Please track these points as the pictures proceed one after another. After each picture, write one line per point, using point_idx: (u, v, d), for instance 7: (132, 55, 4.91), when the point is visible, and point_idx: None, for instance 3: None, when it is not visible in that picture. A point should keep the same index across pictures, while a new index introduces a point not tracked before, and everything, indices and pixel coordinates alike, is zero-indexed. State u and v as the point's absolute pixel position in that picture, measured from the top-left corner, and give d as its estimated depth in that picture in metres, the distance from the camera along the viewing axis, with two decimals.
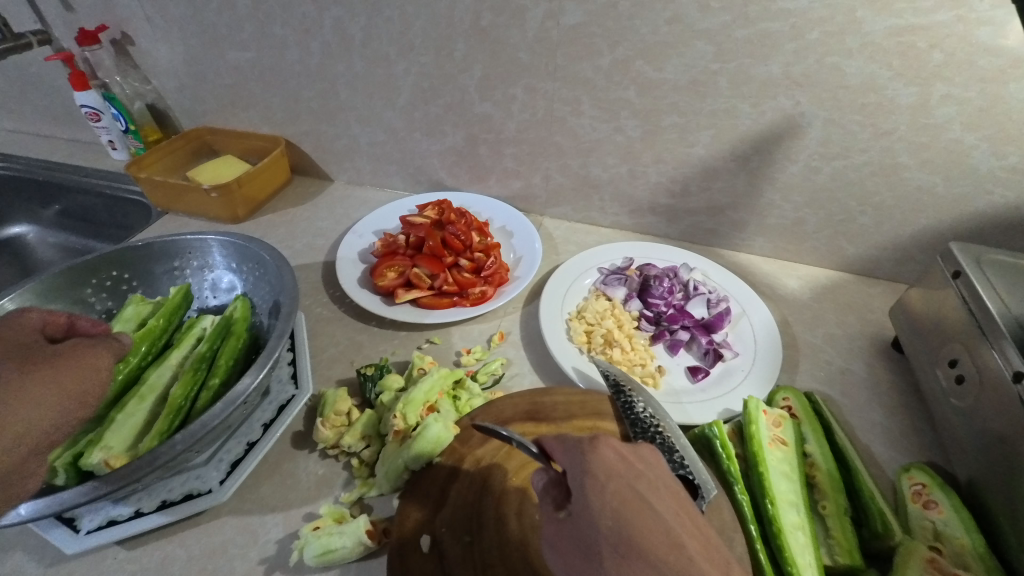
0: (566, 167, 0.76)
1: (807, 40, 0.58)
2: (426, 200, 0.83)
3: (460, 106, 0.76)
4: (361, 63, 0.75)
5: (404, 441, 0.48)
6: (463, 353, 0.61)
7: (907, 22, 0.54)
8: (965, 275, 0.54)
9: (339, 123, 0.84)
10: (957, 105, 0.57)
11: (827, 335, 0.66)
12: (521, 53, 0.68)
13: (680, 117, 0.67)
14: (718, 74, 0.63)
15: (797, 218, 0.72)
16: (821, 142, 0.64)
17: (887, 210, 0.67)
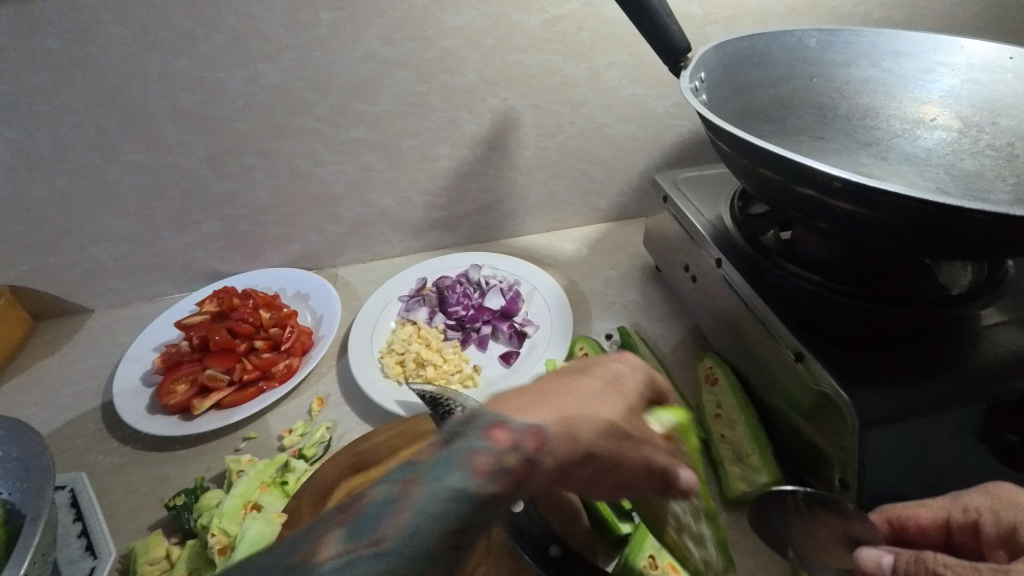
0: (335, 215, 0.77)
1: (485, 47, 0.65)
2: (204, 294, 0.77)
3: (198, 191, 0.71)
4: (64, 178, 0.67)
5: (227, 554, 0.45)
6: (284, 435, 0.59)
7: (551, 15, 0.64)
8: (670, 197, 0.65)
9: (67, 248, 0.74)
10: (617, 68, 0.70)
11: (607, 280, 0.76)
12: (238, 123, 0.66)
13: (414, 139, 0.71)
14: (428, 94, 0.68)
15: (551, 192, 0.81)
16: (537, 125, 0.73)
17: (612, 163, 0.79)
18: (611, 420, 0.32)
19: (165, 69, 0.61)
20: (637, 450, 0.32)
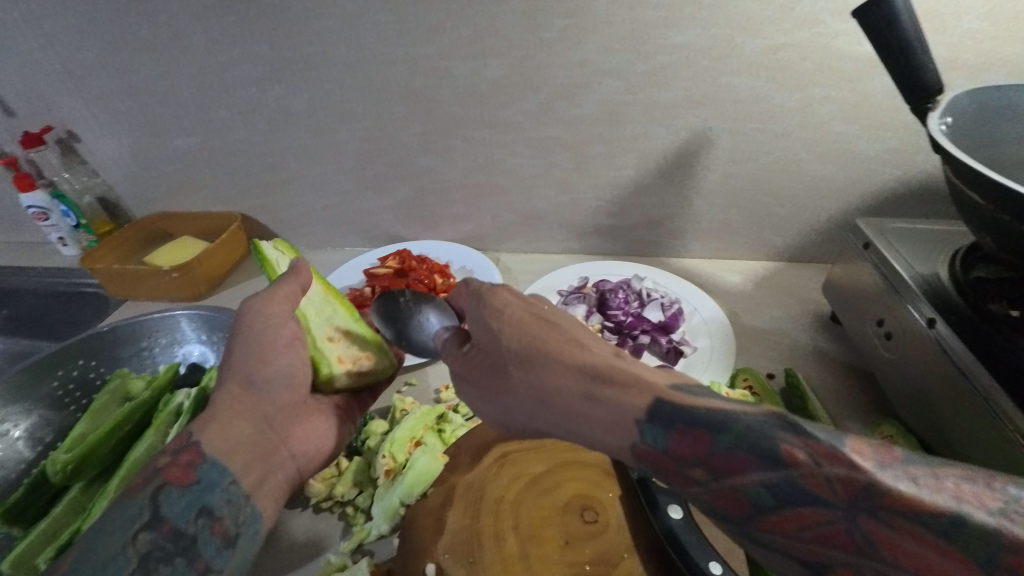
0: (512, 205, 0.82)
1: (700, 66, 0.66)
2: (386, 252, 0.86)
3: (405, 162, 0.80)
4: (306, 134, 0.80)
5: (395, 479, 0.50)
6: (441, 389, 0.64)
7: (777, 41, 0.63)
8: (873, 245, 0.61)
9: (291, 192, 0.87)
10: (834, 104, 0.66)
11: (771, 319, 0.73)
12: (455, 107, 0.74)
13: (606, 145, 0.74)
14: (631, 104, 0.70)
15: (726, 219, 0.79)
16: (730, 150, 0.72)
17: (800, 201, 0.75)
18: (225, 422, 0.46)
19: (411, 53, 0.70)
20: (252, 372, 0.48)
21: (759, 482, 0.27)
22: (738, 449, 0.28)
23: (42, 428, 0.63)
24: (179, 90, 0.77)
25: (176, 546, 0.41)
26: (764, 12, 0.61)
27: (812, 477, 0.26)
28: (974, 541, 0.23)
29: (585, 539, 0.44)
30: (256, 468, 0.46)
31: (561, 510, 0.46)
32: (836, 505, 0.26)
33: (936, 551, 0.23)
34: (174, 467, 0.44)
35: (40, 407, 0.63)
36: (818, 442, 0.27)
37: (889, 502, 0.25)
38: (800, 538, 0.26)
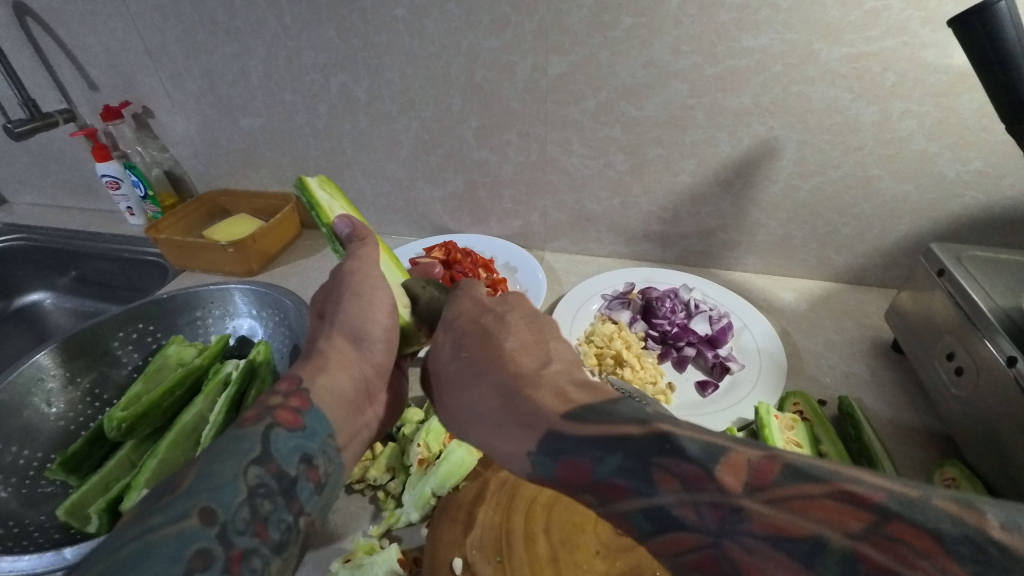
0: (562, 204, 0.81)
1: (772, 72, 0.63)
2: (432, 242, 0.86)
3: (459, 154, 0.81)
4: (365, 121, 0.81)
5: (428, 469, 0.50)
6: None
7: (859, 50, 0.59)
8: (949, 272, 0.57)
9: (345, 177, 0.88)
10: (916, 119, 0.62)
11: (827, 342, 0.69)
12: (513, 103, 0.73)
13: (664, 149, 0.72)
14: (695, 108, 0.68)
15: (785, 234, 0.76)
16: (797, 161, 0.69)
17: (868, 220, 0.71)
18: (331, 367, 0.45)
19: (474, 46, 0.70)
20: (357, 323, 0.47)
21: (637, 506, 0.29)
22: (614, 475, 0.30)
23: (100, 385, 0.66)
24: (248, 72, 0.80)
25: (280, 486, 0.37)
26: (847, 18, 0.58)
27: (677, 499, 0.28)
28: (834, 561, 0.23)
29: (619, 550, 0.43)
30: (351, 421, 0.44)
31: (595, 519, 0.45)
32: (702, 528, 0.27)
33: (789, 572, 0.24)
34: (284, 409, 0.40)
35: (100, 365, 0.66)
36: (679, 459, 0.28)
37: (758, 526, 0.25)
38: (680, 562, 0.27)
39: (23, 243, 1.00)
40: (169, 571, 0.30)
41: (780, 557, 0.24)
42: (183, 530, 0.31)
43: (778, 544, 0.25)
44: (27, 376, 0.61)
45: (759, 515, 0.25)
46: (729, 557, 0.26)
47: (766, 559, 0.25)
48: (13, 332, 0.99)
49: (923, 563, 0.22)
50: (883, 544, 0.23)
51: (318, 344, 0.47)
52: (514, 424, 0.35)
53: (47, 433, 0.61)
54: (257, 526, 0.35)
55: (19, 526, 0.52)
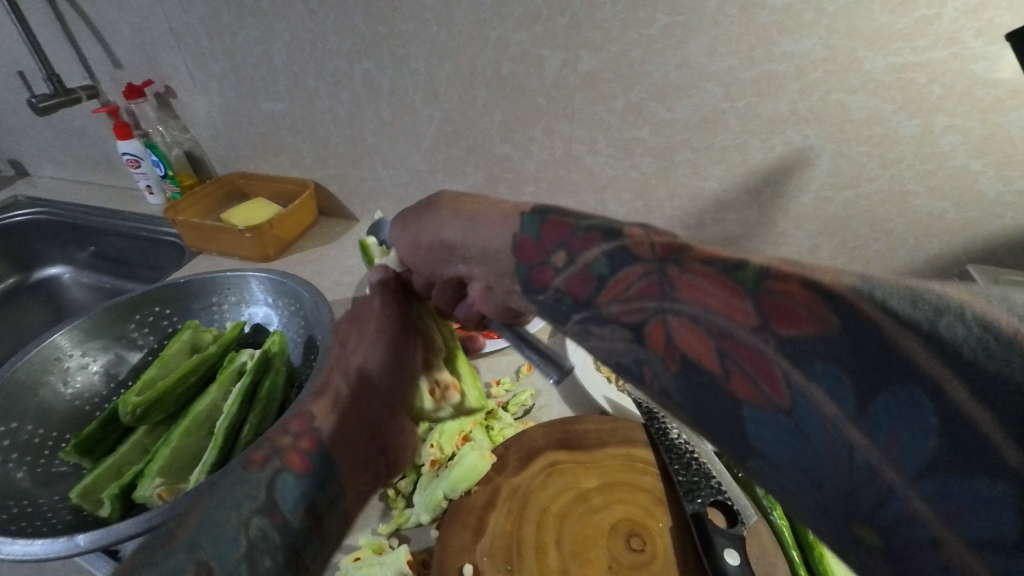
0: (584, 204, 0.80)
1: (811, 79, 0.61)
2: None
3: (481, 148, 0.79)
4: (387, 110, 0.79)
5: (439, 471, 0.49)
6: (492, 384, 0.62)
7: (905, 60, 0.57)
8: None
9: (365, 166, 0.88)
10: (959, 134, 0.59)
11: None
12: (540, 98, 0.72)
13: (692, 153, 0.70)
14: (728, 112, 0.66)
15: (812, 246, 0.74)
16: (830, 173, 0.67)
17: (900, 236, 0.69)
18: (337, 399, 0.39)
19: (503, 39, 0.68)
20: (367, 342, 0.42)
21: (601, 253, 0.27)
22: (594, 225, 0.27)
23: (117, 367, 0.66)
24: (272, 55, 0.79)
25: (283, 538, 0.32)
26: (894, 25, 0.55)
27: (636, 240, 0.25)
28: (752, 273, 0.21)
29: (631, 567, 0.43)
30: (351, 461, 0.39)
31: (608, 533, 0.45)
32: (648, 259, 0.25)
33: (721, 287, 0.22)
34: (294, 451, 0.35)
35: (117, 347, 0.67)
36: (654, 220, 0.26)
37: (696, 255, 0.23)
38: (625, 301, 0.26)
39: (44, 217, 1.00)
40: None
41: (750, 310, 0.21)
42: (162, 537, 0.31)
43: (708, 312, 0.22)
44: (44, 354, 0.61)
45: (702, 246, 0.23)
46: (670, 282, 0.24)
47: (701, 279, 0.23)
48: (30, 304, 0.99)
49: (852, 280, 0.18)
50: (808, 261, 0.20)
51: (326, 373, 0.40)
52: (500, 213, 0.34)
53: (62, 412, 0.62)
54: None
55: (33, 505, 0.53)
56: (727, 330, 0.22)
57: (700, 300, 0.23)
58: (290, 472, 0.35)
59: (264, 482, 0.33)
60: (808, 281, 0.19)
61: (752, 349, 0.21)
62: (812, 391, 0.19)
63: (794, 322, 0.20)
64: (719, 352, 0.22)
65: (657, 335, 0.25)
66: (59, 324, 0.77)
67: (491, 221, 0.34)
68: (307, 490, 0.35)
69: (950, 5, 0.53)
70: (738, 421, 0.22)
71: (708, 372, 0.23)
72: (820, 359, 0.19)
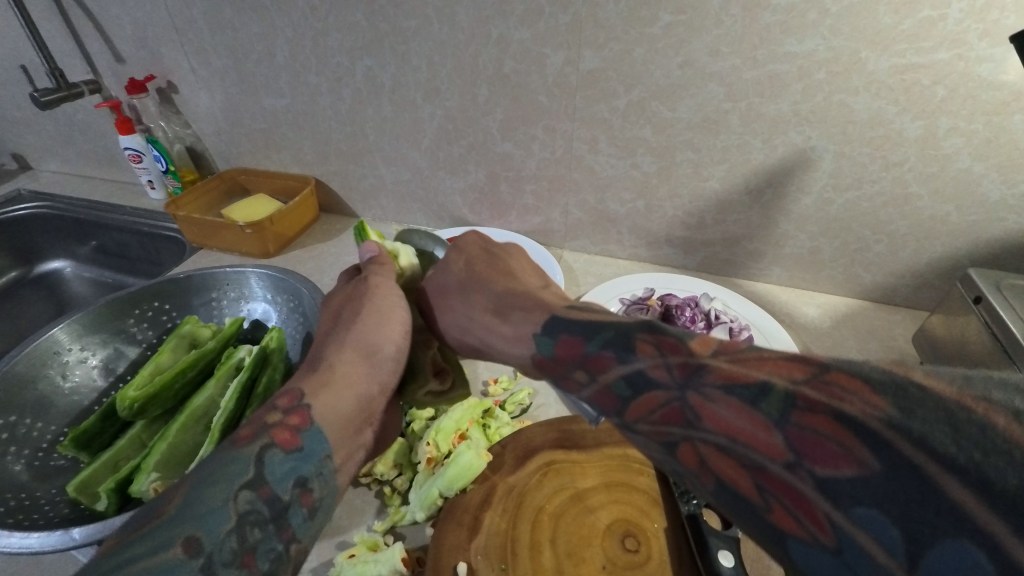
0: (584, 203, 0.80)
1: (814, 79, 0.60)
2: (449, 234, 0.86)
3: (482, 146, 0.79)
4: (389, 107, 0.79)
5: (435, 469, 0.49)
6: (489, 383, 0.62)
7: (909, 61, 0.56)
8: (985, 299, 0.55)
9: (366, 163, 0.87)
10: (963, 137, 0.59)
11: None
12: (542, 96, 0.71)
13: (694, 153, 0.70)
14: (730, 113, 0.65)
15: (814, 248, 0.73)
16: (832, 174, 0.66)
17: (902, 238, 0.69)
18: (337, 379, 0.45)
19: (505, 36, 0.68)
20: (375, 328, 0.48)
21: (620, 374, 0.32)
22: (603, 348, 0.34)
23: (115, 361, 0.67)
24: (274, 51, 0.79)
25: (271, 512, 0.37)
26: (899, 26, 0.55)
27: (652, 364, 0.30)
28: (775, 403, 0.24)
29: (625, 568, 0.43)
30: (345, 441, 0.43)
31: (603, 533, 0.45)
32: (669, 383, 0.29)
33: (746, 417, 0.25)
34: (282, 428, 0.40)
35: (115, 341, 0.67)
36: (662, 333, 0.31)
37: (715, 378, 0.27)
38: (651, 421, 0.30)
39: (46, 211, 1.01)
40: None
41: (779, 443, 0.24)
42: (166, 563, 0.31)
43: (736, 442, 0.25)
44: (43, 348, 0.61)
45: (719, 367, 0.27)
46: (693, 410, 0.27)
47: (725, 406, 0.26)
48: (32, 297, 1.00)
49: (863, 398, 0.21)
50: (824, 386, 0.23)
51: (326, 356, 0.46)
52: (513, 330, 0.43)
53: (61, 406, 0.62)
54: (245, 556, 0.34)
55: (31, 498, 0.53)
56: (761, 463, 0.24)
57: (725, 427, 0.26)
58: (278, 452, 0.39)
59: (253, 458, 0.38)
60: (837, 415, 0.22)
61: (789, 487, 0.23)
62: (857, 533, 0.21)
63: (827, 459, 0.22)
64: (755, 482, 0.24)
65: (689, 457, 0.27)
66: (58, 318, 0.77)
67: (513, 330, 0.43)
68: (296, 468, 0.39)
69: (955, 6, 0.52)
70: (781, 547, 0.23)
71: (747, 499, 0.25)
72: (855, 497, 0.21)
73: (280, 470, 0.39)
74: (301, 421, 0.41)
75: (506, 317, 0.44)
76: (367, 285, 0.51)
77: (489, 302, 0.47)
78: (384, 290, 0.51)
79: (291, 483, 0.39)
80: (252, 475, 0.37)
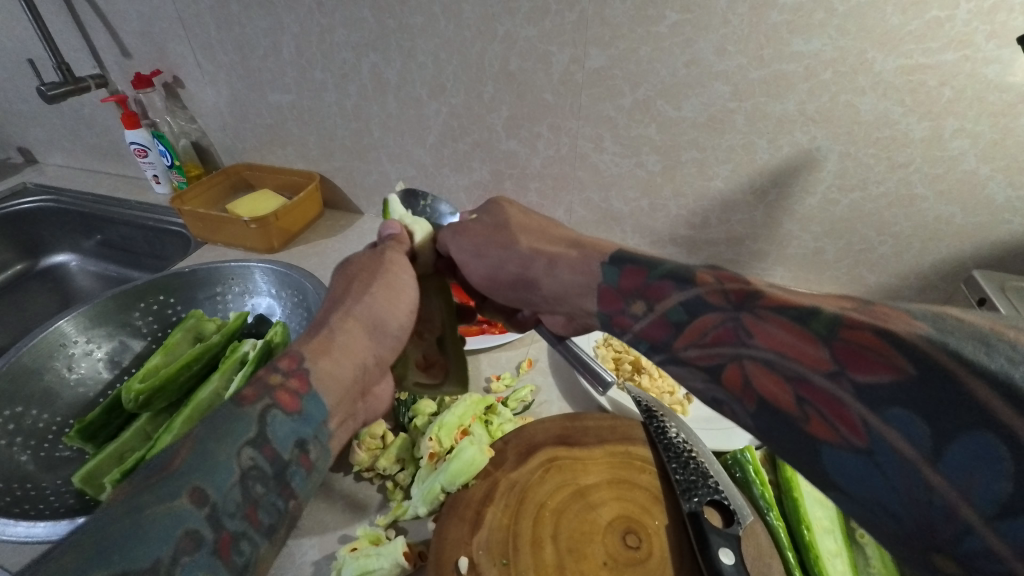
0: (588, 201, 0.80)
1: (820, 79, 0.60)
2: None
3: (487, 144, 0.79)
4: (394, 103, 0.80)
5: (438, 464, 0.49)
6: (492, 380, 0.62)
7: (916, 62, 0.56)
8: (990, 301, 0.55)
9: (371, 160, 0.88)
10: (969, 138, 0.59)
11: None
12: (547, 94, 0.71)
13: (699, 152, 0.70)
14: (736, 112, 0.65)
15: (817, 248, 0.73)
16: (837, 175, 0.66)
17: (906, 239, 0.69)
18: (341, 346, 0.43)
19: (511, 34, 0.68)
20: (380, 302, 0.47)
21: (677, 301, 0.33)
22: (664, 278, 0.34)
23: (120, 354, 0.67)
24: (280, 47, 0.79)
25: (273, 470, 0.35)
26: (906, 27, 0.55)
27: (709, 290, 0.31)
28: (823, 322, 0.26)
29: (627, 564, 0.43)
30: (345, 407, 0.42)
31: (604, 529, 0.45)
32: (724, 306, 0.30)
33: (795, 333, 0.27)
34: (283, 390, 0.38)
35: (121, 334, 0.67)
36: (722, 268, 0.32)
37: (768, 302, 0.28)
38: (702, 344, 0.31)
39: (52, 205, 1.01)
40: (158, 551, 0.28)
41: (824, 356, 0.25)
42: (174, 510, 0.30)
43: (783, 356, 0.27)
44: (49, 340, 0.62)
45: (774, 295, 0.28)
46: (746, 329, 0.29)
47: (777, 326, 0.27)
48: (38, 290, 1.00)
49: (902, 320, 0.23)
50: (870, 312, 0.24)
51: (329, 323, 0.45)
52: (577, 257, 0.42)
53: (67, 398, 0.62)
54: (248, 510, 0.33)
55: (36, 489, 0.54)
56: (803, 374, 0.26)
57: (776, 344, 0.27)
58: (278, 412, 0.37)
59: (254, 416, 0.36)
60: (875, 329, 0.23)
61: (829, 394, 0.25)
62: (887, 433, 0.23)
63: (868, 368, 0.24)
64: (797, 395, 0.26)
65: (734, 377, 0.30)
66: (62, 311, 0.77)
67: (576, 259, 0.42)
68: (297, 430, 0.38)
69: (963, 7, 0.52)
70: (816, 456, 0.26)
71: (788, 412, 0.27)
72: (891, 400, 0.23)
73: (281, 430, 0.37)
74: (301, 385, 0.39)
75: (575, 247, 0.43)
76: (385, 259, 0.49)
77: (555, 240, 0.46)
78: (400, 268, 0.49)
79: (290, 445, 0.37)
80: (254, 435, 0.35)
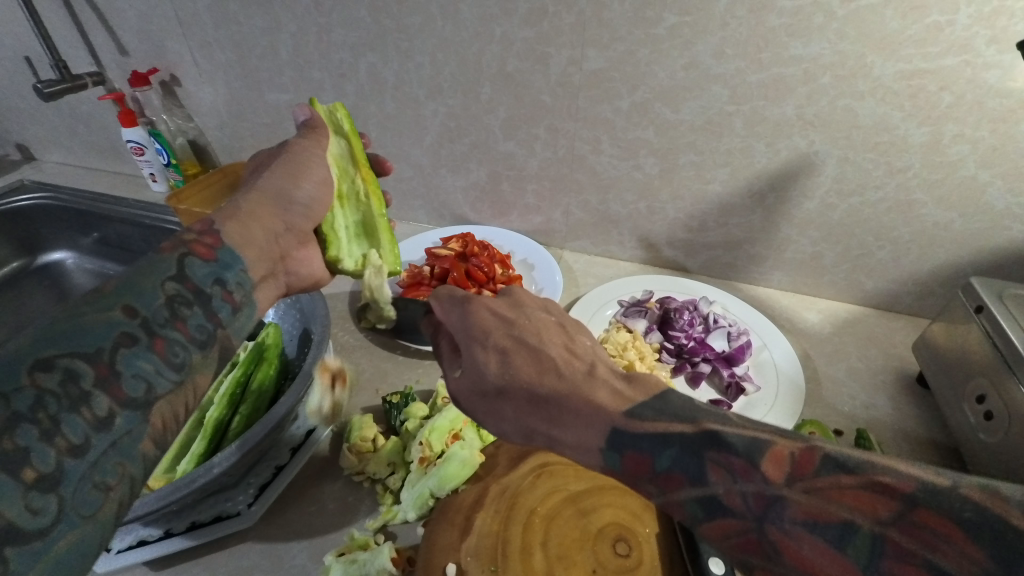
0: (586, 204, 0.79)
1: (819, 83, 0.60)
2: (449, 232, 0.86)
3: (484, 145, 0.79)
4: (392, 103, 0.79)
5: (429, 468, 0.49)
6: None
7: (915, 67, 0.56)
8: (987, 309, 0.54)
9: None
10: (969, 144, 0.58)
11: (850, 370, 0.69)
12: (544, 96, 0.71)
13: (697, 155, 0.69)
14: (734, 115, 0.65)
15: (815, 253, 0.73)
16: (836, 180, 0.66)
17: (905, 245, 0.68)
18: (247, 214, 0.47)
19: (508, 35, 0.67)
20: (288, 180, 0.50)
21: (693, 496, 0.29)
22: (673, 467, 0.30)
23: None
24: (278, 46, 0.79)
25: (197, 298, 0.40)
26: (905, 31, 0.54)
27: (727, 490, 0.28)
28: (863, 548, 0.25)
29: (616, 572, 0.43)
30: (263, 263, 0.46)
31: (595, 536, 0.44)
32: (745, 514, 0.28)
33: (832, 560, 0.25)
34: (198, 243, 0.42)
35: None
36: (730, 454, 0.29)
37: (797, 513, 0.26)
38: (726, 544, 0.28)
39: (49, 202, 0.99)
40: (99, 346, 0.34)
41: None
42: (110, 319, 0.35)
43: None
44: None
45: (800, 503, 0.26)
46: (774, 544, 0.27)
47: (808, 546, 0.26)
48: (33, 287, 1.01)
49: (957, 549, 0.23)
50: (912, 532, 0.24)
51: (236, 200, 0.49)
52: (578, 435, 0.34)
53: None
54: (178, 323, 0.38)
55: None
56: None
57: (808, 565, 0.26)
58: (196, 257, 0.41)
59: (171, 261, 0.40)
60: (927, 565, 0.23)
61: None
62: None
63: None
64: None
65: None
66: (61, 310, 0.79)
67: (576, 440, 0.34)
68: (216, 271, 0.42)
69: (964, 11, 0.52)
70: None
71: None
72: None
73: (198, 270, 0.41)
74: (211, 240, 0.43)
75: (566, 422, 0.34)
76: (286, 144, 0.52)
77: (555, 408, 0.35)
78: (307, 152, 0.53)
79: (210, 280, 0.41)
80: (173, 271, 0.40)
